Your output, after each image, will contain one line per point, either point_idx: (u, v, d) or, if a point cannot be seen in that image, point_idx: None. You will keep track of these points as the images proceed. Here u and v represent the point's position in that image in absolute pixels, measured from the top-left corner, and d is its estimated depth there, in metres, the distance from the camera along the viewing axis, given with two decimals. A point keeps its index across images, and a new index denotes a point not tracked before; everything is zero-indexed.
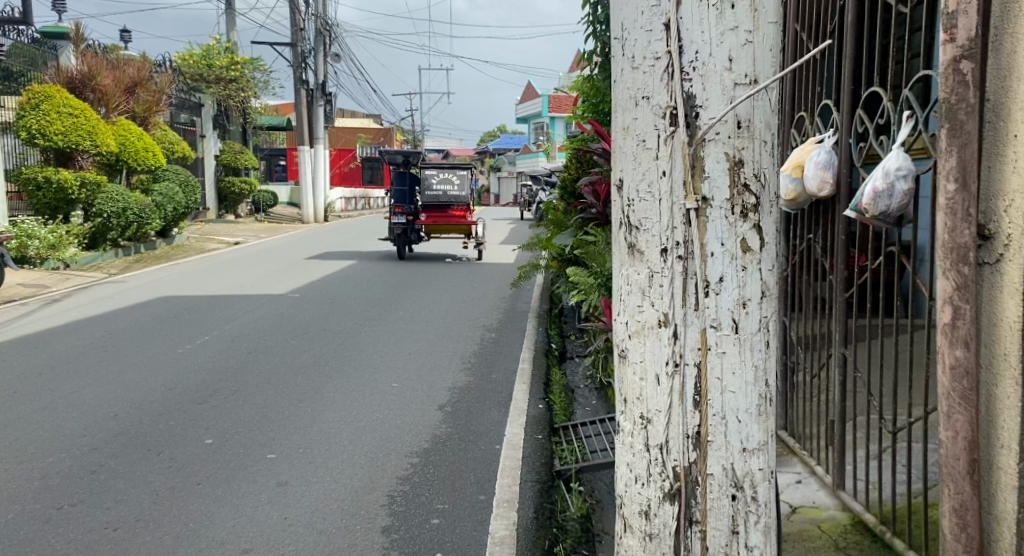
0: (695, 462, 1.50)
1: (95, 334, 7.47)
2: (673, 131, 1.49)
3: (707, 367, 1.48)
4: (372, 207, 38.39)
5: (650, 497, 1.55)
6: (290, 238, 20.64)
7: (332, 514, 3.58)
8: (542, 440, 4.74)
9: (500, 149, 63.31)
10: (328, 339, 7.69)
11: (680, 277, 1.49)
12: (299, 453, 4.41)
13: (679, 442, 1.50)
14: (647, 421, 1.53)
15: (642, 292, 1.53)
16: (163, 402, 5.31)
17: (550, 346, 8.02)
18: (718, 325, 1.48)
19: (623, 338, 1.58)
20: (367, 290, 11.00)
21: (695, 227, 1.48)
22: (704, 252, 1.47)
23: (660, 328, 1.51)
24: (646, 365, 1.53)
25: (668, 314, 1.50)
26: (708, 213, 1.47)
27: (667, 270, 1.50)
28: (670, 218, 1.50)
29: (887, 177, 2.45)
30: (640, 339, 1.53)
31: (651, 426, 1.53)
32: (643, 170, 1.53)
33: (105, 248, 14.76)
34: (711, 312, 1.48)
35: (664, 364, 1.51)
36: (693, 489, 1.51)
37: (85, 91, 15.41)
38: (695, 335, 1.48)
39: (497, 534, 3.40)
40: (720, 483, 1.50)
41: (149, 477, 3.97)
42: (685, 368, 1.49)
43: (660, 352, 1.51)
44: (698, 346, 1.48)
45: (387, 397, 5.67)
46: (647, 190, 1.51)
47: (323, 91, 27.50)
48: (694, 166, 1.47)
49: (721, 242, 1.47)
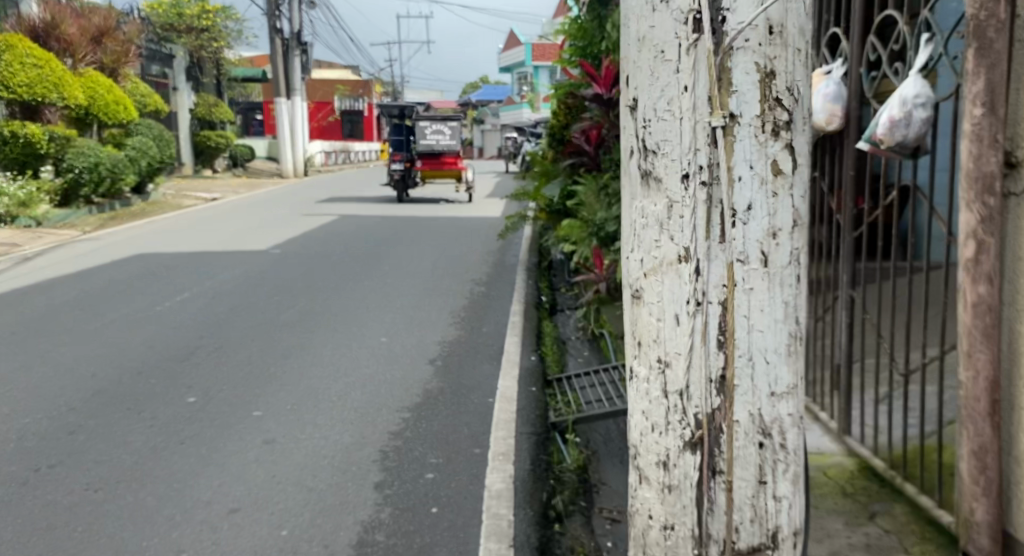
0: (719, 408, 1.23)
1: (71, 293, 7.28)
2: (696, 40, 1.19)
3: (733, 306, 1.22)
4: (353, 161, 37.97)
5: (668, 445, 1.29)
6: (271, 194, 20.34)
7: (323, 471, 3.48)
8: (536, 392, 4.74)
9: (482, 101, 62.54)
10: (313, 294, 7.55)
11: (703, 206, 1.21)
12: (286, 410, 4.30)
13: (700, 387, 1.24)
14: (665, 365, 1.27)
15: (660, 225, 1.26)
16: (143, 360, 5.17)
17: (540, 299, 8.01)
18: (746, 259, 1.21)
19: (637, 278, 1.33)
20: (351, 245, 10.82)
21: (720, 148, 1.19)
22: (731, 175, 1.19)
23: (679, 265, 1.24)
24: (664, 305, 1.27)
25: (690, 248, 1.23)
26: (736, 132, 1.19)
27: (689, 199, 1.22)
28: (692, 138, 1.21)
29: (904, 105, 2.33)
30: (656, 278, 1.27)
31: (670, 370, 1.27)
32: (660, 87, 1.24)
33: (79, 204, 14.44)
34: (737, 245, 1.21)
35: (684, 303, 1.24)
36: (717, 437, 1.24)
37: (49, 41, 15.09)
38: (720, 269, 1.21)
39: (494, 487, 3.31)
40: (746, 430, 1.24)
41: (130, 437, 3.84)
42: (708, 307, 1.23)
43: (679, 291, 1.24)
44: (724, 283, 1.21)
45: (376, 351, 5.56)
46: (665, 108, 1.23)
47: (300, 42, 26.92)
48: (720, 78, 1.18)
49: (749, 164, 1.20)
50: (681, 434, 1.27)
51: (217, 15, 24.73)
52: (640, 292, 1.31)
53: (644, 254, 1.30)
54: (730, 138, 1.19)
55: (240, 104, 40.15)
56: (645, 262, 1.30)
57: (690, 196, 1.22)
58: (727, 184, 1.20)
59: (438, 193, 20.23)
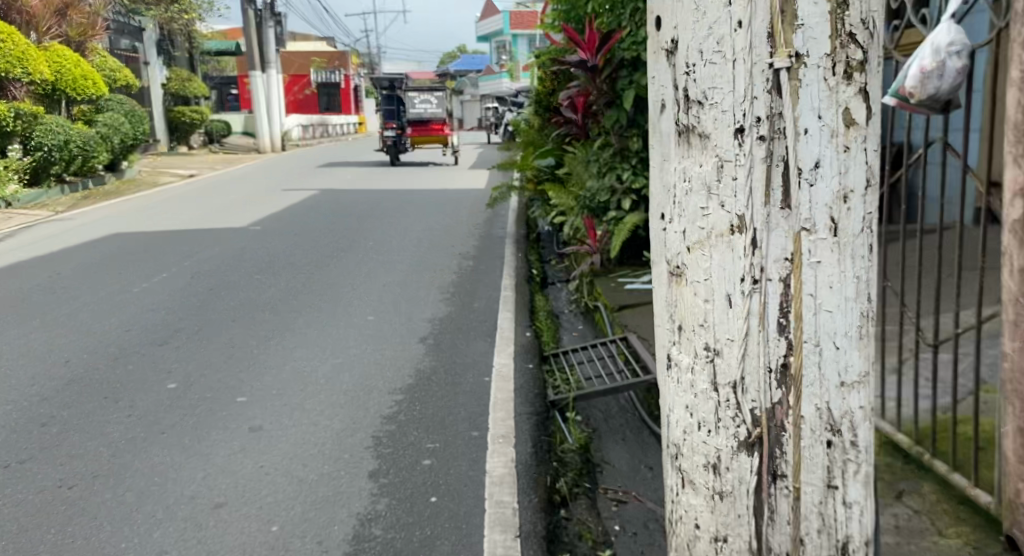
0: (780, 402, 1.11)
1: (43, 275, 7.02)
2: None
3: (799, 282, 1.09)
4: (332, 136, 37.40)
5: (718, 447, 1.16)
6: (249, 169, 19.95)
7: (313, 460, 3.30)
8: (533, 370, 4.58)
9: (460, 72, 61.85)
10: (295, 271, 7.33)
11: (761, 164, 1.07)
12: (272, 395, 4.11)
13: (757, 378, 1.11)
14: (714, 354, 1.13)
15: (707, 190, 1.12)
16: (120, 345, 4.95)
17: (531, 271, 7.86)
18: (813, 228, 1.08)
19: (680, 252, 1.19)
20: (333, 220, 10.57)
21: (783, 93, 1.06)
22: (795, 126, 1.06)
23: (731, 236, 1.10)
24: (712, 284, 1.13)
25: (744, 216, 1.09)
26: (802, 74, 1.05)
27: (743, 156, 1.08)
28: (747, 84, 1.07)
29: (937, 55, 2.16)
30: (702, 251, 1.13)
31: (719, 360, 1.13)
32: (708, 24, 1.09)
33: (49, 183, 14.06)
34: (803, 210, 1.08)
35: (737, 281, 1.10)
36: (779, 437, 1.11)
37: (11, 14, 14.65)
38: (782, 239, 1.08)
39: (494, 473, 3.16)
40: (813, 427, 1.11)
41: (107, 428, 3.64)
42: (767, 285, 1.09)
43: (731, 266, 1.10)
44: (786, 256, 1.08)
45: (364, 330, 5.37)
46: (714, 50, 1.08)
47: (273, 12, 26.36)
48: (783, 10, 1.04)
49: (817, 113, 1.06)
50: (732, 434, 1.14)
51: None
52: (680, 269, 1.18)
53: (686, 224, 1.16)
54: (795, 83, 1.05)
55: (214, 79, 39.37)
56: (684, 237, 1.17)
57: (745, 155, 1.07)
58: (792, 136, 1.06)
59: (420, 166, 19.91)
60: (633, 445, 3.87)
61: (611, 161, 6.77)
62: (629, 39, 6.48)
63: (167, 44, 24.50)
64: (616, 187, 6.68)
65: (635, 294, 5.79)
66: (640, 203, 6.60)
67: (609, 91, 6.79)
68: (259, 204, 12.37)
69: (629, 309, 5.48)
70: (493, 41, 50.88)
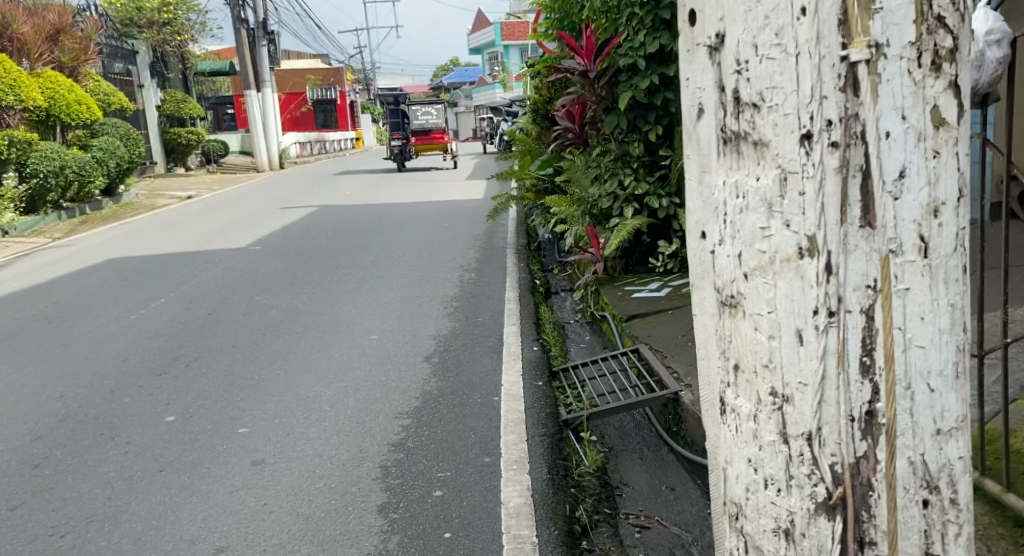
0: (867, 456, 1.08)
1: (38, 305, 6.87)
2: None
3: (887, 313, 1.06)
4: (329, 151, 37.29)
5: (793, 505, 1.13)
6: (246, 188, 19.84)
7: (319, 495, 3.13)
8: (543, 387, 4.39)
9: (455, 83, 61.88)
10: (296, 291, 7.16)
11: (835, 177, 1.04)
12: (275, 424, 3.94)
13: (842, 429, 1.08)
14: (786, 398, 1.10)
15: (771, 207, 1.08)
16: (116, 377, 4.78)
17: (535, 282, 7.68)
18: (900, 252, 1.06)
19: (736, 276, 1.16)
20: (333, 237, 10.41)
21: (865, 93, 1.02)
22: (879, 133, 1.03)
23: (800, 259, 1.07)
24: (780, 315, 1.10)
25: (815, 236, 1.06)
26: (881, 69, 1.02)
27: (815, 170, 1.04)
28: (818, 87, 1.03)
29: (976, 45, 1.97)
30: (769, 276, 1.10)
31: (791, 406, 1.10)
32: (771, 16, 1.05)
33: (45, 211, 13.94)
34: (889, 231, 1.05)
35: (809, 313, 1.07)
36: (865, 500, 1.09)
37: (2, 42, 14.53)
38: (866, 263, 1.06)
39: (511, 504, 2.99)
40: (908, 485, 1.10)
41: (102, 468, 3.47)
42: (846, 317, 1.06)
43: (801, 295, 1.07)
44: (871, 282, 1.06)
45: (367, 350, 5.19)
46: (778, 45, 1.04)
47: (266, 30, 26.39)
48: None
49: (900, 117, 1.04)
50: (808, 496, 1.11)
51: (178, 7, 24.09)
52: (735, 302, 1.16)
53: (744, 247, 1.13)
54: (874, 78, 1.02)
55: (209, 99, 39.33)
56: (736, 252, 1.14)
57: (816, 166, 1.04)
58: (873, 145, 1.04)
59: (418, 178, 19.76)
60: (652, 464, 3.68)
61: (613, 167, 6.60)
62: (628, 43, 6.31)
63: (161, 66, 24.44)
64: (619, 194, 6.49)
65: (643, 302, 5.60)
66: (644, 209, 6.42)
67: (608, 96, 6.62)
68: (257, 223, 12.24)
69: (637, 319, 5.29)
70: (487, 51, 50.90)
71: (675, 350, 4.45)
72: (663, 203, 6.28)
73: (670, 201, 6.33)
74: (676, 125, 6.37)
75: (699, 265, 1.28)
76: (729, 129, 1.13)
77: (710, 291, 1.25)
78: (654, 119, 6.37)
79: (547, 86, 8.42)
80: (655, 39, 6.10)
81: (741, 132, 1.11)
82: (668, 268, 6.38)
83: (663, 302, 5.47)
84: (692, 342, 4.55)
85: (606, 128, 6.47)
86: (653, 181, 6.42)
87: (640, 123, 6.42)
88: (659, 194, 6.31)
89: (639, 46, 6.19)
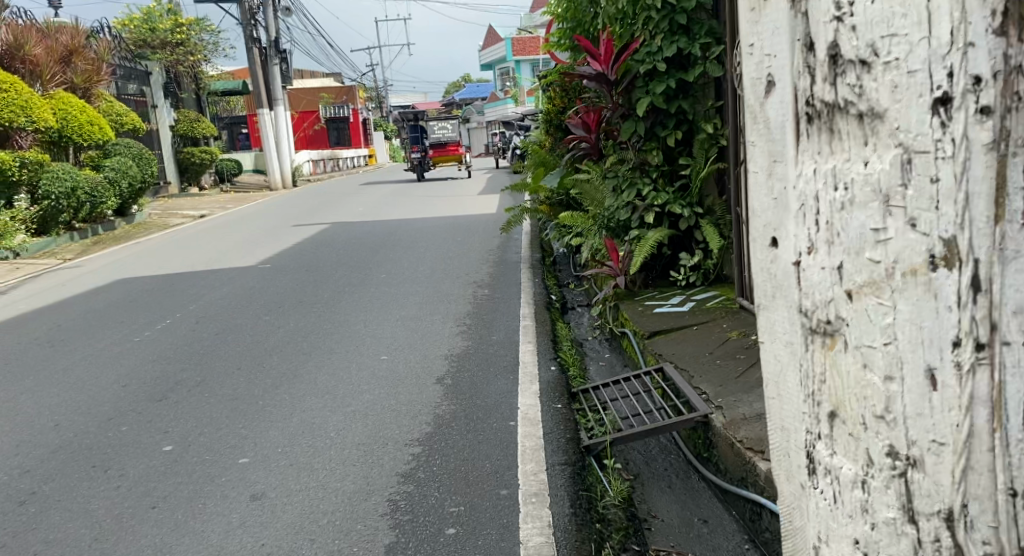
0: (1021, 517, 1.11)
1: (41, 328, 6.70)
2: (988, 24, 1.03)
3: None
4: (342, 169, 37.28)
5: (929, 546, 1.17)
6: (259, 206, 19.77)
7: (321, 534, 2.88)
8: (562, 410, 4.13)
9: (467, 99, 62.03)
10: (305, 311, 6.95)
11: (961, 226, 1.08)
12: (277, 453, 3.70)
13: (991, 485, 1.12)
14: (921, 443, 1.15)
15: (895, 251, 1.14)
16: (114, 403, 4.57)
17: (551, 298, 7.41)
18: None
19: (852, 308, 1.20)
20: (344, 254, 10.21)
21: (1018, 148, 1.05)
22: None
23: (931, 302, 1.11)
24: (912, 355, 1.14)
25: (949, 283, 1.10)
26: None
27: (951, 221, 1.09)
28: (958, 142, 1.07)
29: None
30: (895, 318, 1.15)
31: (925, 454, 1.15)
32: (918, 70, 1.08)
33: (57, 232, 13.87)
34: None
35: (949, 356, 1.11)
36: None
37: (14, 64, 14.49)
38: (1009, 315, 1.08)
39: (530, 543, 2.73)
40: None
41: (92, 504, 3.25)
42: (988, 364, 1.10)
43: (936, 334, 1.11)
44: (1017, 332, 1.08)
45: (377, 372, 4.96)
46: (920, 97, 1.09)
47: (278, 48, 26.49)
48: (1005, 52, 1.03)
49: None
50: None
51: (190, 27, 24.20)
52: (838, 323, 1.22)
53: (851, 266, 1.19)
54: None
55: (224, 119, 39.51)
56: (834, 259, 1.21)
57: (954, 139, 1.07)
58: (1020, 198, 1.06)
59: (431, 193, 19.61)
60: (682, 494, 3.41)
61: (631, 177, 6.34)
62: (644, 48, 6.09)
63: (174, 86, 24.51)
64: (637, 204, 6.23)
65: (666, 317, 5.32)
66: (664, 220, 6.15)
67: (625, 102, 6.38)
68: (268, 241, 12.08)
69: (660, 335, 5.01)
70: (499, 67, 50.88)
71: (702, 369, 4.19)
72: (684, 213, 6.01)
73: (691, 211, 6.06)
74: (696, 132, 6.12)
75: (770, 280, 1.45)
76: (820, 104, 1.21)
77: (796, 310, 1.34)
78: (673, 126, 6.13)
79: (560, 95, 8.19)
80: (674, 44, 5.88)
81: (839, 106, 1.18)
82: (691, 281, 6.10)
83: (686, 318, 5.20)
84: (720, 360, 4.25)
85: (623, 135, 6.23)
86: (673, 191, 6.16)
87: (658, 131, 6.18)
88: (680, 204, 6.05)
89: (657, 51, 5.97)
